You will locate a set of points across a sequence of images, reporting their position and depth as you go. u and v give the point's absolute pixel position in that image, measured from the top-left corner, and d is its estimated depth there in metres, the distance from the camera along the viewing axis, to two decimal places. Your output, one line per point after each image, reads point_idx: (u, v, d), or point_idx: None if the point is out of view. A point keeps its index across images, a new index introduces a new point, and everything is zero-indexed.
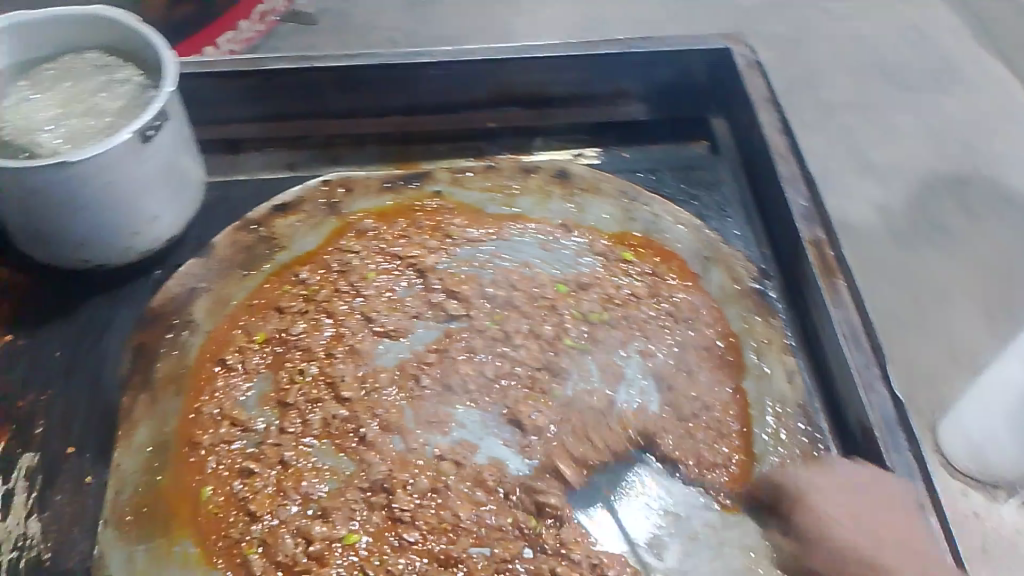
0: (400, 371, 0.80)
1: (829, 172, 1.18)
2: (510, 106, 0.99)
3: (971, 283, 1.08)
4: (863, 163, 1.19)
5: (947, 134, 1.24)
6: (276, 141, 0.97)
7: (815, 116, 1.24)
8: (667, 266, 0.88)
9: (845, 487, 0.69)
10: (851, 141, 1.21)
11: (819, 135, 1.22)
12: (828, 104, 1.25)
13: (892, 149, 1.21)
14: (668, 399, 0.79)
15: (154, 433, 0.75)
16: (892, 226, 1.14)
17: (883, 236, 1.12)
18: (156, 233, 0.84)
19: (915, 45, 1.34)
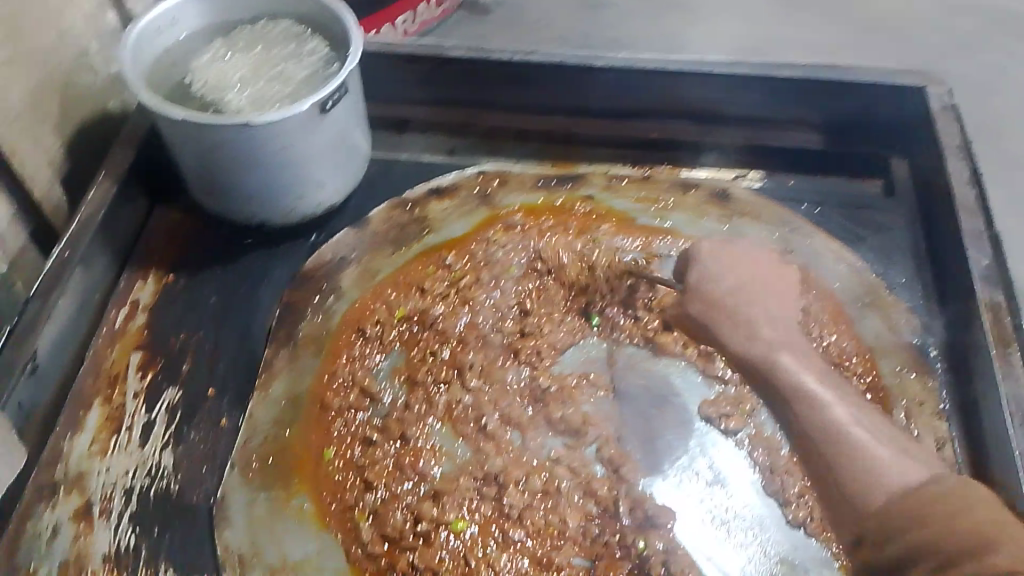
0: (529, 369, 0.80)
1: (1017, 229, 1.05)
2: (677, 119, 0.98)
3: None
4: None
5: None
6: (439, 126, 1.00)
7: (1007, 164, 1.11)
8: (821, 306, 0.83)
9: (792, 347, 0.73)
10: None
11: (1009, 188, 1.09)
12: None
13: None
14: None
15: (289, 388, 0.78)
16: None
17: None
18: (319, 200, 0.87)
19: None
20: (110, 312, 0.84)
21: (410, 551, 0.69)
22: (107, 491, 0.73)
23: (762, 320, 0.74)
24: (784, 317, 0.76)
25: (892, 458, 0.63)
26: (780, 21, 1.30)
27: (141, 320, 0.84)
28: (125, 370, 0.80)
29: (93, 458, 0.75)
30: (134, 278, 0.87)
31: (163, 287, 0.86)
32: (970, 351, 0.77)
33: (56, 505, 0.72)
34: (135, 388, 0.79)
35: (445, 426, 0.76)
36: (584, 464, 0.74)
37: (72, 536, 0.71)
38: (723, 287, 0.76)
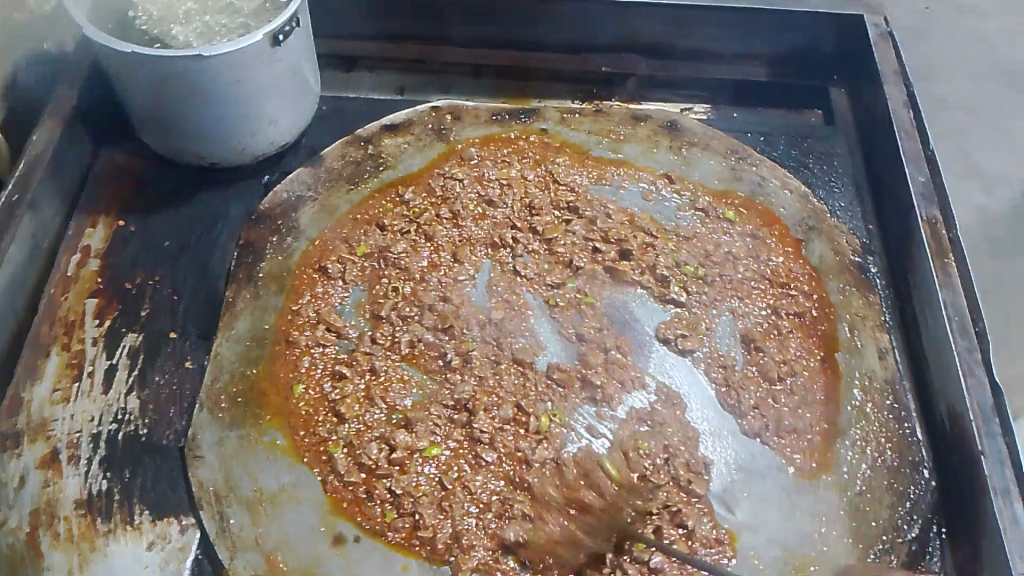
0: (492, 301, 0.81)
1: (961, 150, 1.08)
2: (628, 53, 0.99)
3: None
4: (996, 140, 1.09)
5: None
6: (392, 63, 1.00)
7: (953, 87, 1.14)
8: (770, 231, 0.86)
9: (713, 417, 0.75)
10: (992, 120, 1.11)
11: (958, 110, 1.12)
12: (971, 73, 1.15)
13: None
14: (754, 361, 0.78)
15: (254, 326, 0.78)
16: (995, 226, 1.03)
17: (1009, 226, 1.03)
18: (272, 138, 0.86)
19: None
20: (60, 258, 0.82)
21: (386, 478, 0.71)
22: (72, 436, 0.72)
23: (705, 354, 0.79)
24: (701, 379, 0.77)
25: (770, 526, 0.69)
26: None
27: (95, 265, 0.82)
28: (83, 316, 0.79)
29: (56, 405, 0.74)
30: (83, 223, 0.84)
31: (115, 232, 0.84)
32: (908, 268, 0.82)
33: (22, 453, 0.71)
34: (94, 333, 0.78)
35: (416, 358, 0.77)
36: (552, 388, 0.76)
37: (40, 482, 0.70)
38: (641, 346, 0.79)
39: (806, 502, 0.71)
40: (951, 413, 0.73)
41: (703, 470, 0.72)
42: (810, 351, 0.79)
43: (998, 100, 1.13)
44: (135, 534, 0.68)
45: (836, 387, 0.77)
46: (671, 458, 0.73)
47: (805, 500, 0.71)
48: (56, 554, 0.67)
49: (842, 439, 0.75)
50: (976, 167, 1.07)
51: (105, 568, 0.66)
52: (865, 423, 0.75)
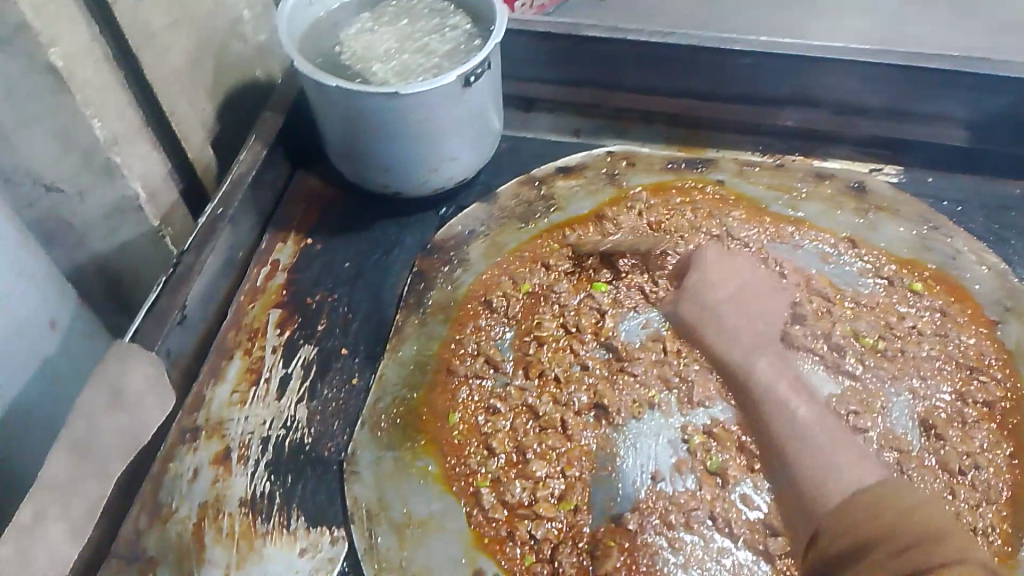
0: (650, 353, 0.80)
1: None
2: (816, 110, 0.96)
3: None
4: None
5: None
6: (569, 104, 1.02)
7: None
8: (960, 307, 0.80)
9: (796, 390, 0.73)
10: None
11: None
12: None
13: None
14: (934, 449, 0.72)
15: (418, 352, 0.81)
16: None
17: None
18: (451, 173, 0.89)
19: None
20: (251, 270, 0.88)
21: (528, 518, 0.71)
22: (244, 437, 0.77)
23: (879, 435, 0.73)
24: (773, 304, 0.80)
25: (822, 456, 0.67)
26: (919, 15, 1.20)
27: (280, 279, 0.88)
28: (265, 325, 0.84)
29: (232, 406, 0.79)
30: (275, 239, 0.91)
31: (301, 250, 0.90)
32: None
33: (198, 449, 0.77)
34: (273, 343, 0.83)
35: (569, 399, 0.77)
36: (708, 446, 0.74)
37: (211, 477, 0.75)
38: (720, 292, 0.80)
39: None
40: None
41: None
42: (998, 443, 0.72)
43: None
44: (290, 539, 0.71)
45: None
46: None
47: None
48: (217, 548, 0.71)
49: None
50: None
51: (259, 568, 0.70)
52: None
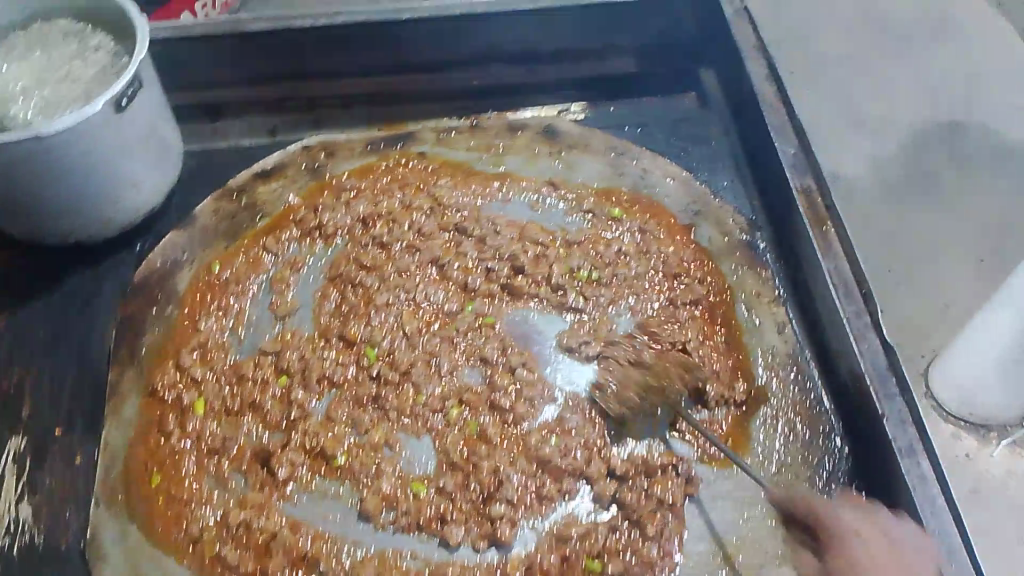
0: (388, 340, 0.78)
1: (831, 123, 1.16)
2: (497, 65, 0.97)
3: (960, 239, 1.05)
4: (853, 115, 1.17)
5: (942, 87, 1.21)
6: (255, 106, 0.95)
7: (807, 62, 1.23)
8: (657, 223, 0.87)
9: None
10: (847, 89, 1.20)
11: (812, 81, 1.21)
12: (821, 47, 1.24)
13: (881, 104, 1.19)
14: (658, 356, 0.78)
15: (141, 405, 0.74)
16: (881, 179, 1.11)
17: (872, 190, 1.10)
18: (136, 204, 0.81)
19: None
20: None
21: (266, 557, 0.67)
22: None
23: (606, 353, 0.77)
24: None
25: None
26: None
27: None
28: None
29: None
30: None
31: None
32: (790, 237, 0.83)
33: None
34: None
35: (312, 408, 0.75)
36: (464, 415, 0.74)
37: None
38: None
39: (726, 490, 0.72)
40: (852, 373, 0.72)
41: (621, 476, 0.72)
42: (713, 333, 0.80)
43: (853, 63, 1.23)
44: None
45: (744, 371, 0.78)
46: (598, 459, 0.72)
47: (726, 487, 0.72)
48: None
49: (755, 423, 0.75)
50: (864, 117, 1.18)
51: None
52: (774, 400, 0.76)
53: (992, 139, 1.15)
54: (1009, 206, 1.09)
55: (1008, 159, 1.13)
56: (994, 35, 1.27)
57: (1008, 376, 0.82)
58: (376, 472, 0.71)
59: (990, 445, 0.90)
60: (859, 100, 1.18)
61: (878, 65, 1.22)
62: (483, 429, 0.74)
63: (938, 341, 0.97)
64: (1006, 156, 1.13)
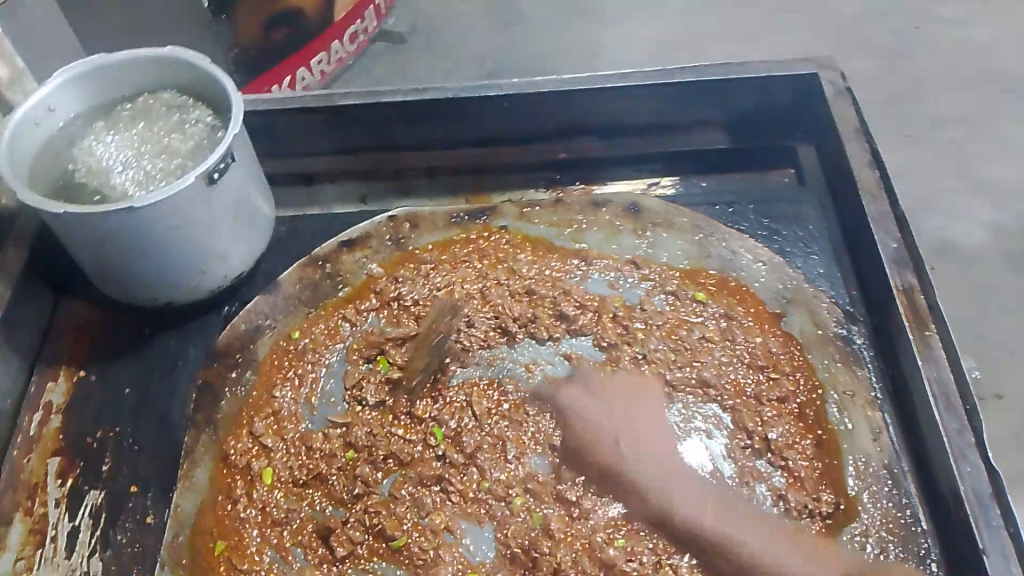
0: (456, 421, 0.77)
1: (948, 192, 1.10)
2: (586, 136, 0.96)
3: None
4: (974, 182, 1.10)
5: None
6: (348, 174, 0.97)
7: (921, 129, 1.17)
8: (743, 309, 0.83)
9: None
10: (966, 158, 1.13)
11: (925, 149, 1.15)
12: (937, 116, 1.18)
13: (1009, 170, 1.12)
14: (732, 453, 0.74)
15: (212, 473, 0.75)
16: (1006, 249, 1.04)
17: (996, 262, 1.03)
18: (225, 271, 0.84)
19: None
20: (22, 418, 0.80)
21: None
22: None
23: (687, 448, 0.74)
24: None
25: None
26: (693, 35, 1.31)
27: (56, 423, 0.80)
28: (45, 479, 0.76)
29: None
30: (45, 379, 0.82)
31: (76, 385, 0.82)
32: (889, 333, 0.77)
33: None
34: (56, 497, 0.75)
35: (376, 485, 0.74)
36: (527, 506, 0.72)
37: None
38: None
39: None
40: (951, 492, 0.66)
41: None
42: (799, 434, 0.75)
43: (974, 131, 1.16)
44: None
45: (832, 481, 0.72)
46: (666, 565, 0.68)
47: None
48: None
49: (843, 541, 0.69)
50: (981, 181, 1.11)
51: None
52: (864, 515, 0.70)
53: None
54: None
55: None
56: None
57: None
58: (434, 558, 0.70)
59: None
60: (980, 169, 1.12)
61: (1007, 133, 1.16)
62: (545, 521, 0.71)
63: None
64: None
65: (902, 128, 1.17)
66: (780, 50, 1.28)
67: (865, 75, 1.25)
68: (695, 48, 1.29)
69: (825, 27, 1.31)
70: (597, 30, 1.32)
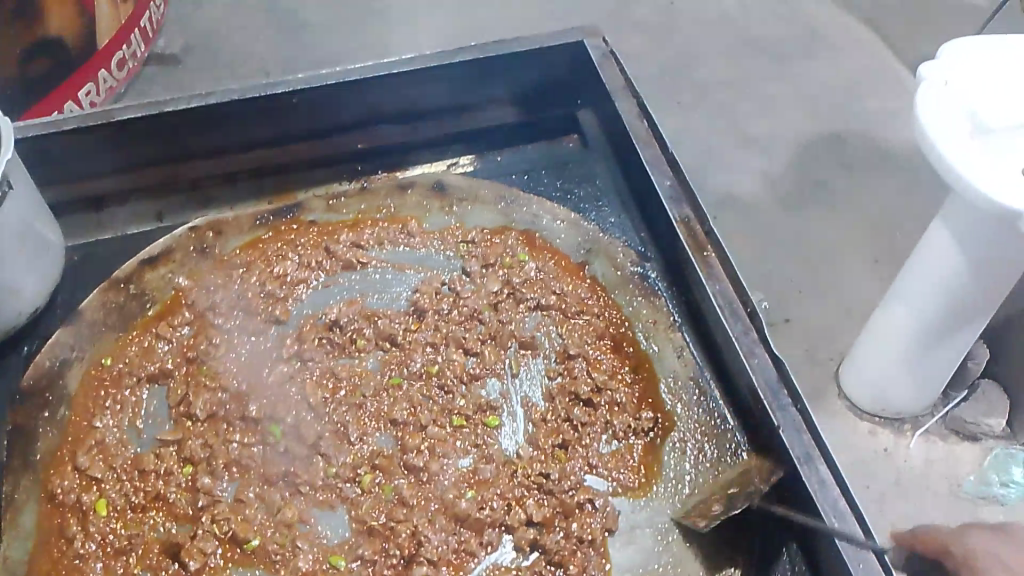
0: (294, 418, 0.77)
1: (715, 151, 1.23)
2: (382, 124, 0.98)
3: (855, 239, 1.13)
4: (741, 138, 1.25)
5: (821, 104, 1.30)
6: (140, 192, 0.93)
7: (692, 95, 1.30)
8: (552, 263, 0.90)
9: None
10: (729, 116, 1.27)
11: (694, 112, 1.28)
12: (701, 83, 1.32)
13: (766, 120, 1.27)
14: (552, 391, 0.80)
15: (38, 516, 0.71)
16: (772, 190, 1.18)
17: (767, 205, 1.17)
18: (19, 306, 0.78)
19: (781, 20, 1.43)
20: None
21: None
22: None
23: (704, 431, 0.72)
24: None
25: None
26: (471, 24, 1.37)
27: None
28: None
29: None
30: None
31: None
32: (677, 265, 0.86)
33: None
34: None
35: (221, 494, 0.73)
36: (377, 480, 0.74)
37: None
38: None
39: (644, 517, 0.73)
40: (749, 389, 0.74)
41: (541, 522, 0.72)
42: (617, 366, 0.82)
43: (730, 90, 1.31)
44: None
45: (649, 399, 0.80)
46: (516, 506, 0.73)
47: (642, 517, 0.73)
48: None
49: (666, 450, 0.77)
50: (753, 138, 1.25)
51: None
52: (680, 424, 0.78)
53: (871, 143, 1.24)
54: (893, 199, 1.17)
55: (890, 160, 1.22)
56: (858, 52, 1.37)
57: (912, 374, 0.89)
58: (291, 550, 0.70)
59: (904, 437, 0.97)
60: (743, 123, 1.27)
61: (756, 86, 1.31)
62: (395, 491, 0.74)
63: (846, 340, 1.04)
64: (887, 158, 1.22)
65: (671, 96, 1.30)
66: (554, 28, 1.36)
67: (632, 50, 1.37)
68: (476, 35, 1.36)
69: (590, 7, 1.42)
70: (379, 30, 1.35)
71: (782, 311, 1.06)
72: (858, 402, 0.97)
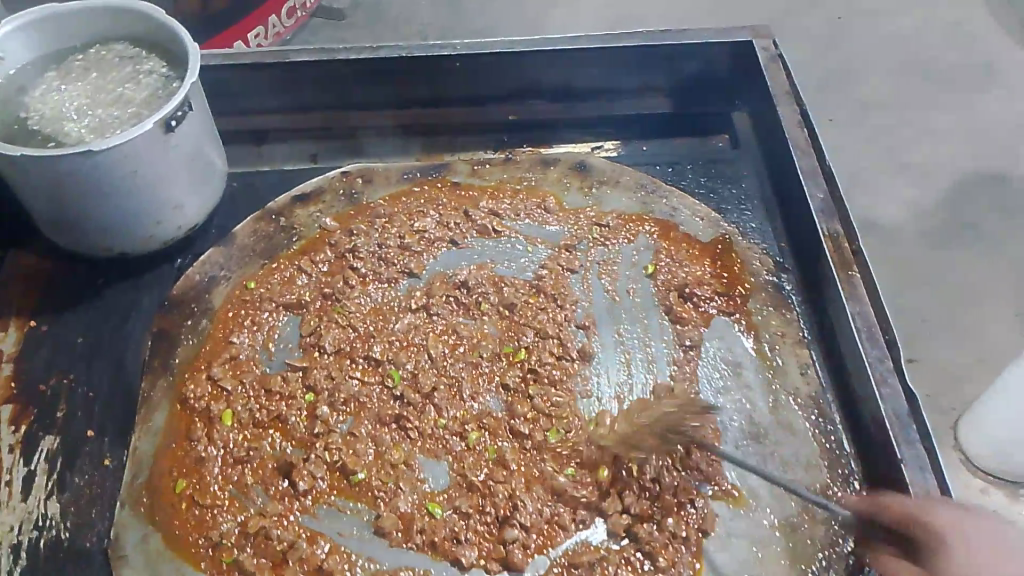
0: (413, 372, 0.79)
1: (868, 172, 1.18)
2: (535, 99, 0.99)
3: (1008, 284, 1.05)
4: (896, 163, 1.18)
5: (991, 136, 1.22)
6: (299, 133, 0.97)
7: (849, 110, 1.25)
8: (687, 253, 0.89)
9: None
10: (886, 138, 1.21)
11: (851, 129, 1.22)
12: (863, 99, 1.26)
13: (928, 147, 1.20)
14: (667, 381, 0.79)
15: (170, 415, 0.77)
16: (924, 220, 1.12)
17: (914, 236, 1.11)
18: (180, 222, 0.85)
19: (960, 44, 1.34)
20: None
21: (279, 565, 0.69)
22: None
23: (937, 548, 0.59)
24: None
25: None
26: (632, 12, 1.36)
27: (6, 371, 0.79)
28: None
29: None
30: None
31: (28, 334, 0.81)
32: (815, 281, 0.83)
33: None
34: (10, 442, 0.75)
35: (336, 425, 0.76)
36: (483, 440, 0.75)
37: None
38: None
39: (740, 529, 0.71)
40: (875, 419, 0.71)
41: (641, 511, 0.71)
42: (736, 371, 0.80)
43: (897, 113, 1.24)
44: None
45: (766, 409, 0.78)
46: (614, 494, 0.72)
47: (742, 526, 0.71)
48: None
49: (774, 467, 0.75)
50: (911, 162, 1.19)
51: None
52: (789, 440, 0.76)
53: None
54: None
55: None
56: None
57: None
58: (393, 488, 0.73)
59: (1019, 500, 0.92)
60: (902, 148, 1.20)
61: (924, 112, 1.24)
62: (499, 454, 0.75)
63: (973, 389, 0.98)
64: None
65: (829, 110, 1.25)
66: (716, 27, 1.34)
67: (796, 58, 1.32)
68: (636, 25, 1.34)
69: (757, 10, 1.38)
70: (541, 10, 1.35)
71: (912, 352, 1.00)
72: (977, 458, 0.93)
